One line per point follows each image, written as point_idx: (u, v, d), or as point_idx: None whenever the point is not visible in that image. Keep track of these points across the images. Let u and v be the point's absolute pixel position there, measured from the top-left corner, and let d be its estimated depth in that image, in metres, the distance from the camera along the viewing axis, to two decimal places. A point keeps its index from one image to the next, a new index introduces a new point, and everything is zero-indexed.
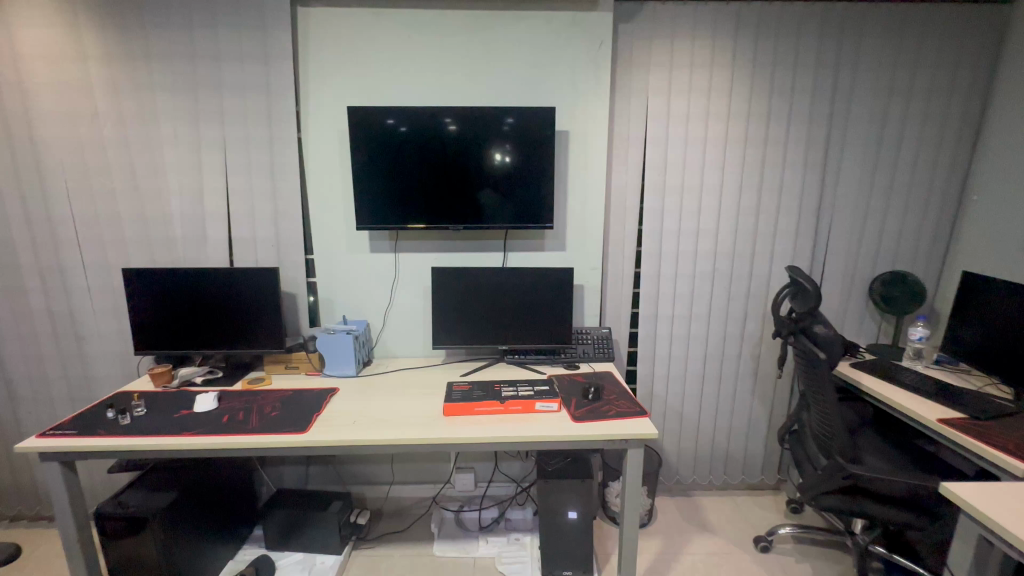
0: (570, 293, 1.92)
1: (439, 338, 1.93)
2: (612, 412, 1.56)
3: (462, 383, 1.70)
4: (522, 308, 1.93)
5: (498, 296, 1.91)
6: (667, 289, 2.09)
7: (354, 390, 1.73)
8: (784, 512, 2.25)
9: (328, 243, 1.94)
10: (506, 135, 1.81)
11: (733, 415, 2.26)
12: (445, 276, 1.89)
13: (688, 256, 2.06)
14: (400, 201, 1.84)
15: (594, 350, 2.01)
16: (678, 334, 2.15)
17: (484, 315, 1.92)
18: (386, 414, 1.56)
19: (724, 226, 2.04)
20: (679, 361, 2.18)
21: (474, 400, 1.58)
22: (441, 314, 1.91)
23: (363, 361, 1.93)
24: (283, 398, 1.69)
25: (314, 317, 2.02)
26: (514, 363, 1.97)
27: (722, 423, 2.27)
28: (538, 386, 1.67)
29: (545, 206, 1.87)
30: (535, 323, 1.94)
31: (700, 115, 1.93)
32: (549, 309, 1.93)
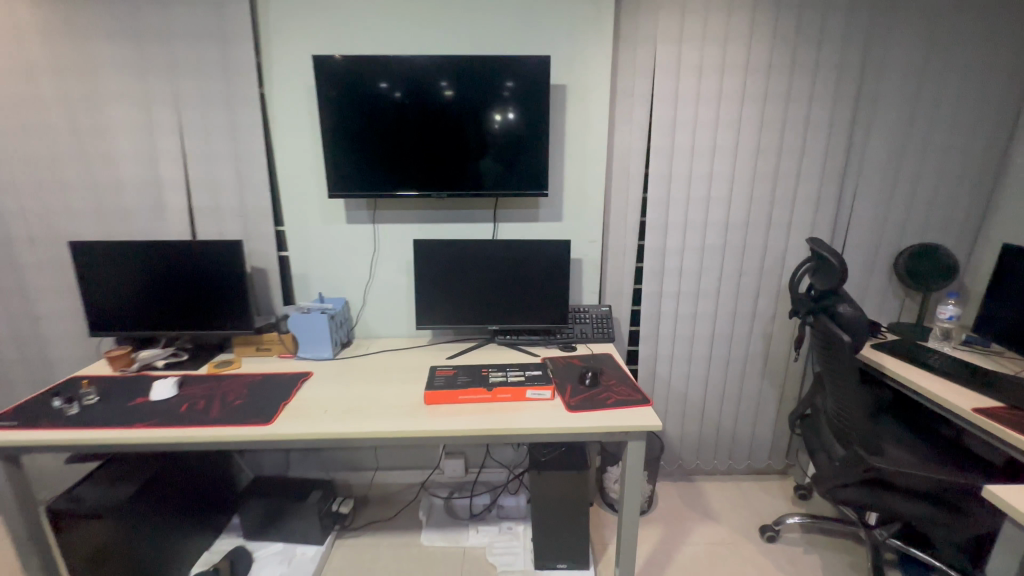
0: (568, 268, 1.75)
1: (423, 317, 1.77)
2: (611, 400, 1.41)
3: (445, 366, 1.54)
4: (514, 285, 1.76)
5: (488, 271, 1.74)
6: (674, 263, 1.91)
7: (329, 375, 1.58)
8: (791, 499, 2.13)
9: (302, 215, 1.76)
10: (495, 89, 1.59)
11: (741, 398, 2.12)
12: (428, 250, 1.72)
13: (697, 227, 1.87)
14: (380, 168, 1.65)
15: (592, 330, 1.85)
16: (685, 312, 1.98)
17: (473, 292, 1.76)
18: (360, 402, 1.41)
19: (738, 194, 1.85)
20: (684, 341, 2.02)
21: (458, 386, 1.42)
22: (425, 292, 1.75)
23: (341, 342, 1.78)
24: (251, 383, 1.54)
25: (287, 294, 1.85)
26: (506, 345, 1.82)
27: (729, 406, 2.13)
28: (530, 370, 1.52)
29: (539, 171, 1.68)
30: (528, 301, 1.77)
31: (715, 68, 1.71)
32: (545, 286, 1.76)
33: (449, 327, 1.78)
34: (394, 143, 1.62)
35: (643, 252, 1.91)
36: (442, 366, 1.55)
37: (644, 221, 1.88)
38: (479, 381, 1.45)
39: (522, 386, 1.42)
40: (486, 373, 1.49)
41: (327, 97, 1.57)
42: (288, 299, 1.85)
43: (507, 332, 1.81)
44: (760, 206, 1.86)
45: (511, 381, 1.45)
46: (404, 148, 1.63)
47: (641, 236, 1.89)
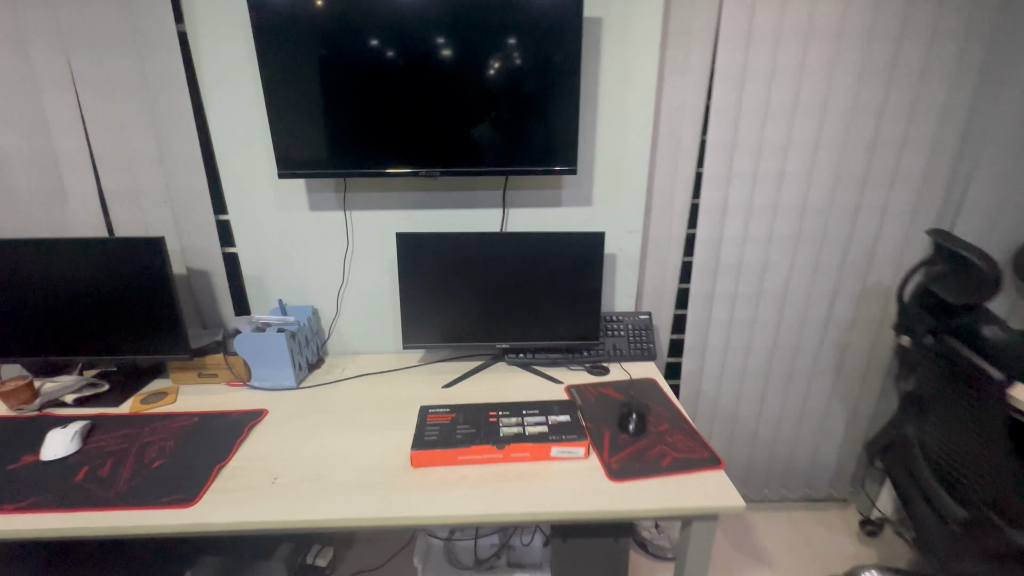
0: (600, 270, 1.35)
1: (412, 332, 1.38)
2: (668, 460, 1.02)
3: (439, 407, 1.15)
4: (529, 291, 1.36)
5: (496, 274, 1.34)
6: (731, 259, 1.50)
7: (288, 416, 1.20)
8: (857, 536, 1.79)
9: (252, 202, 1.35)
10: (508, 36, 1.15)
11: (804, 420, 1.74)
12: (415, 245, 1.31)
13: (764, 212, 1.45)
14: (347, 143, 1.22)
15: (627, 345, 1.46)
16: (741, 320, 1.58)
17: (476, 300, 1.36)
18: (323, 464, 1.03)
19: (820, 171, 1.42)
20: (738, 354, 1.63)
21: (456, 441, 1.03)
22: (413, 299, 1.35)
23: (308, 364, 1.39)
24: (185, 429, 1.16)
25: (239, 302, 1.45)
26: (518, 366, 1.43)
27: (788, 430, 1.75)
28: (554, 412, 1.12)
29: (563, 139, 1.24)
30: (547, 311, 1.38)
31: None
32: (569, 292, 1.37)
33: (446, 344, 1.39)
34: (366, 110, 1.19)
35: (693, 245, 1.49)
36: (436, 406, 1.16)
37: (696, 206, 1.46)
38: (485, 433, 1.06)
39: (544, 441, 1.03)
40: (495, 419, 1.09)
41: (269, 46, 1.13)
42: (241, 307, 1.45)
43: (520, 350, 1.41)
44: (847, 187, 1.44)
45: (530, 432, 1.06)
46: (390, 118, 1.20)
47: (692, 225, 1.47)
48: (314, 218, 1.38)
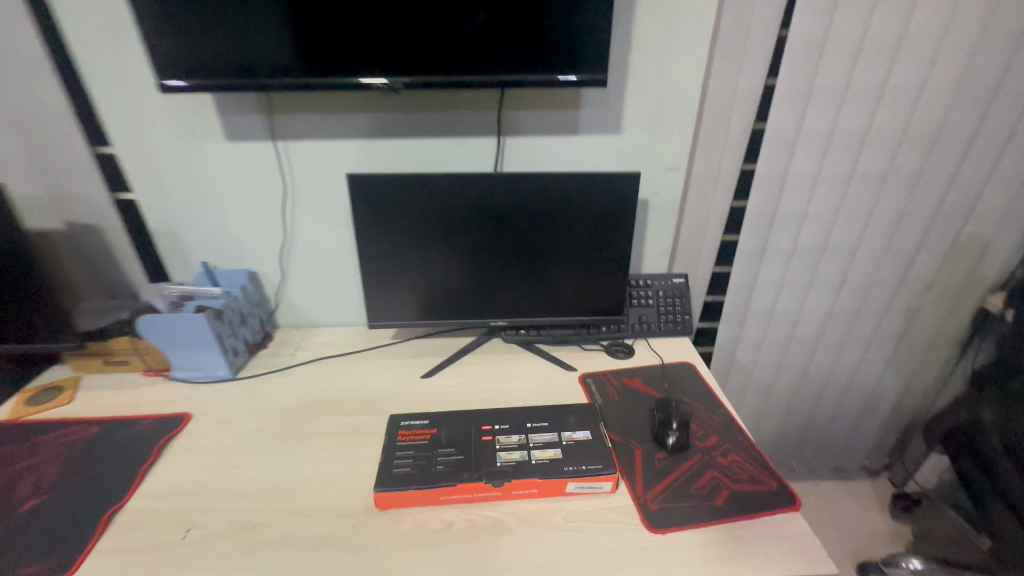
0: (627, 225, 1.01)
1: (379, 306, 1.06)
2: (722, 497, 0.76)
3: (416, 419, 0.86)
4: (533, 252, 1.02)
5: (489, 231, 1.00)
6: (794, 207, 1.16)
7: (217, 424, 0.91)
8: (890, 511, 1.62)
9: (144, 128, 0.96)
10: None
11: (849, 392, 1.49)
12: (374, 192, 0.95)
13: (848, 142, 1.08)
14: (264, 39, 0.81)
15: (656, 316, 1.15)
16: (794, 281, 1.27)
17: (462, 264, 1.03)
18: (254, 504, 0.76)
19: (936, 84, 1.02)
20: (785, 321, 1.34)
21: (437, 474, 0.75)
22: (378, 263, 1.02)
23: (248, 345, 1.08)
24: (78, 445, 0.87)
25: (152, 265, 1.10)
26: (518, 344, 1.13)
27: (828, 403, 1.51)
28: (568, 426, 0.84)
29: (587, 33, 0.83)
30: (557, 277, 1.05)
31: None
32: (586, 253, 1.03)
33: (426, 320, 1.08)
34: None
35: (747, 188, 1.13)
36: (410, 416, 0.87)
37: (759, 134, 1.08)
38: (477, 461, 0.77)
39: (559, 476, 0.75)
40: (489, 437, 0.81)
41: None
42: (156, 272, 1.11)
43: (521, 326, 1.10)
44: (969, 109, 1.06)
45: (538, 461, 0.77)
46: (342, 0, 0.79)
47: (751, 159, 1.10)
48: (237, 151, 1.00)
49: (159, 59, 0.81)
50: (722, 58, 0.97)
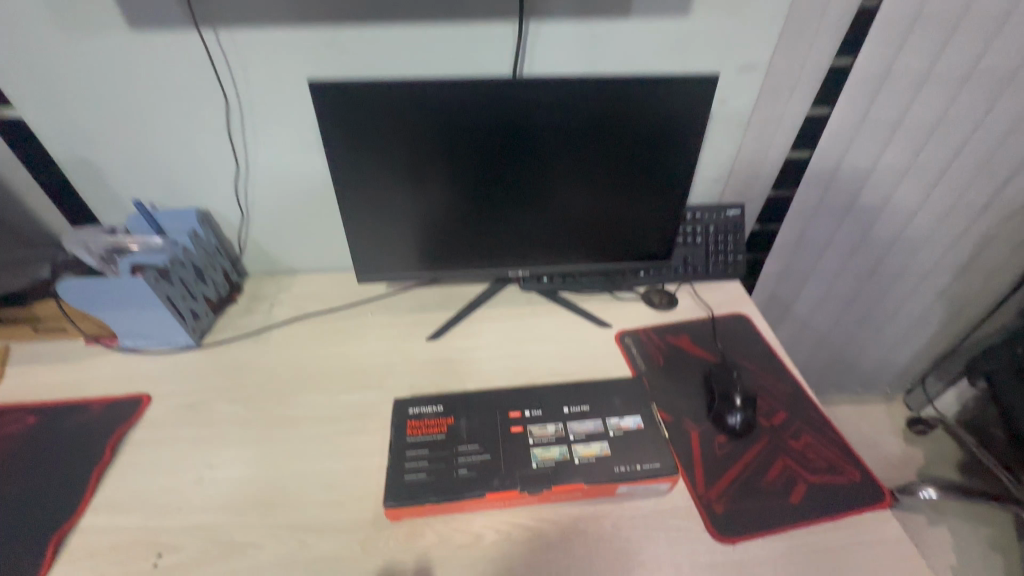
0: (684, 149, 0.78)
1: (370, 255, 0.85)
2: (799, 494, 0.64)
3: (427, 406, 0.71)
4: (561, 183, 0.80)
5: (505, 158, 0.76)
6: (889, 114, 0.93)
7: (184, 409, 0.75)
8: (904, 436, 1.60)
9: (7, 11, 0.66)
10: None
11: (890, 327, 1.37)
12: (350, 107, 0.69)
13: (981, 26, 0.82)
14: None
15: (705, 258, 0.96)
16: (864, 206, 1.07)
17: (472, 200, 0.80)
18: (238, 517, 0.63)
19: None
20: (839, 251, 1.17)
21: (462, 481, 0.62)
22: (365, 201, 0.79)
23: (211, 304, 0.89)
24: (14, 438, 0.71)
25: (75, 204, 0.87)
26: (540, 294, 0.95)
27: (865, 338, 1.40)
28: (614, 411, 0.70)
29: None
30: (588, 214, 0.84)
31: None
32: (628, 185, 0.81)
33: (428, 269, 0.88)
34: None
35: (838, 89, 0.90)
36: (421, 399, 0.72)
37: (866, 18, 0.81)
38: (507, 462, 0.64)
39: (608, 480, 0.62)
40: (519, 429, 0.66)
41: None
42: (80, 212, 0.88)
43: (543, 274, 0.91)
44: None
45: (582, 459, 0.64)
46: None
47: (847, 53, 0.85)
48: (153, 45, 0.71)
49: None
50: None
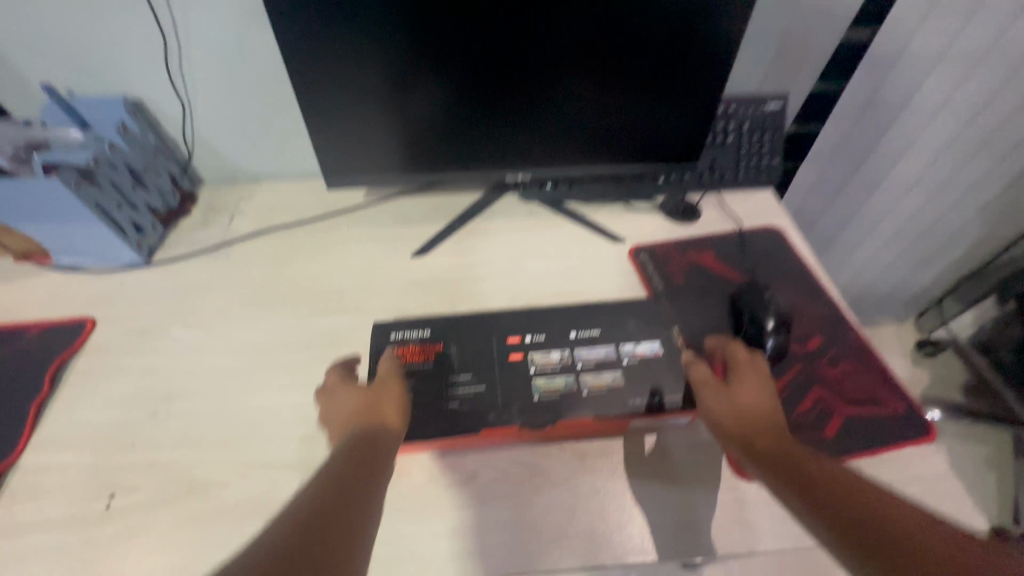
0: (722, 12, 0.62)
1: (342, 157, 0.72)
2: (833, 427, 0.57)
3: (412, 331, 0.61)
4: (571, 60, 0.65)
5: (502, 19, 0.60)
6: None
7: (135, 334, 0.66)
8: (913, 358, 1.56)
9: None
10: None
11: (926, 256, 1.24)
12: None
13: None
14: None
15: (736, 161, 0.82)
16: (925, 101, 0.92)
17: (462, 86, 0.66)
18: (201, 453, 0.55)
19: None
20: (886, 159, 1.02)
21: (454, 416, 0.55)
22: (332, 84, 0.64)
23: (155, 216, 0.75)
24: None
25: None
26: (542, 204, 0.82)
27: (896, 267, 1.27)
28: (629, 337, 0.61)
29: None
30: (601, 107, 0.70)
31: None
32: (649, 64, 0.66)
33: (411, 175, 0.74)
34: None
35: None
36: (406, 324, 0.62)
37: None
38: (506, 394, 0.56)
39: (621, 415, 0.55)
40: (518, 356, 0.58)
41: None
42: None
43: (546, 180, 0.78)
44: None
45: (592, 391, 0.56)
46: None
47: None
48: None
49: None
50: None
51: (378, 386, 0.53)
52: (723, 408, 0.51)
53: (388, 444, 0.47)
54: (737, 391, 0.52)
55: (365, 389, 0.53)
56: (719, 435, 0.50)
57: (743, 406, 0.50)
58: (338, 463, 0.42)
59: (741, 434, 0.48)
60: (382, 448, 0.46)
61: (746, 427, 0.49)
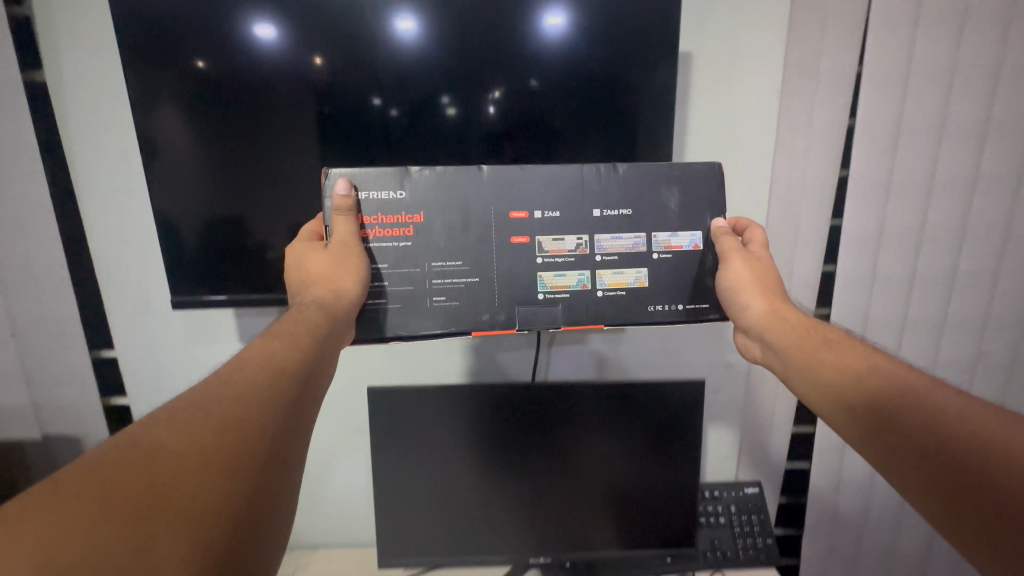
0: (692, 438, 0.89)
1: (393, 446, 0.89)
2: None
3: (384, 192, 0.67)
4: (580, 456, 0.89)
5: (525, 441, 0.88)
6: (905, 219, 0.92)
7: None
8: None
9: (159, 342, 0.97)
10: (530, 77, 0.82)
11: None
12: (389, 406, 0.88)
13: (921, 330, 0.98)
14: (293, 177, 0.85)
15: (734, 543, 0.94)
16: (868, 477, 1.08)
17: (527, 421, 0.88)
18: None
19: (1005, 282, 0.96)
20: (870, 524, 1.10)
21: (434, 309, 0.68)
22: (400, 459, 0.89)
23: None
24: None
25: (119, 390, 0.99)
26: None
27: None
28: (668, 228, 0.69)
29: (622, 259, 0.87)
30: (624, 466, 0.89)
31: (958, 55, 0.86)
32: (639, 452, 0.89)
33: (450, 555, 0.90)
34: (280, 142, 0.84)
35: (845, 190, 0.93)
36: (371, 185, 0.67)
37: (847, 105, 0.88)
38: (491, 289, 0.69)
39: (628, 320, 0.69)
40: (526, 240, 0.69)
41: (126, 80, 0.79)
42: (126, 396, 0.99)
43: (565, 560, 0.90)
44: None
45: (606, 290, 0.69)
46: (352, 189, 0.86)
47: (835, 189, 0.92)
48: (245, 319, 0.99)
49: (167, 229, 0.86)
50: (744, 154, 0.92)
51: (337, 251, 0.65)
52: (747, 262, 0.67)
53: (347, 313, 0.64)
54: (763, 254, 0.71)
55: (330, 253, 0.65)
56: (750, 294, 0.67)
57: (762, 268, 0.69)
58: (321, 315, 0.62)
59: (765, 313, 0.67)
60: (343, 314, 0.64)
61: (771, 304, 0.67)
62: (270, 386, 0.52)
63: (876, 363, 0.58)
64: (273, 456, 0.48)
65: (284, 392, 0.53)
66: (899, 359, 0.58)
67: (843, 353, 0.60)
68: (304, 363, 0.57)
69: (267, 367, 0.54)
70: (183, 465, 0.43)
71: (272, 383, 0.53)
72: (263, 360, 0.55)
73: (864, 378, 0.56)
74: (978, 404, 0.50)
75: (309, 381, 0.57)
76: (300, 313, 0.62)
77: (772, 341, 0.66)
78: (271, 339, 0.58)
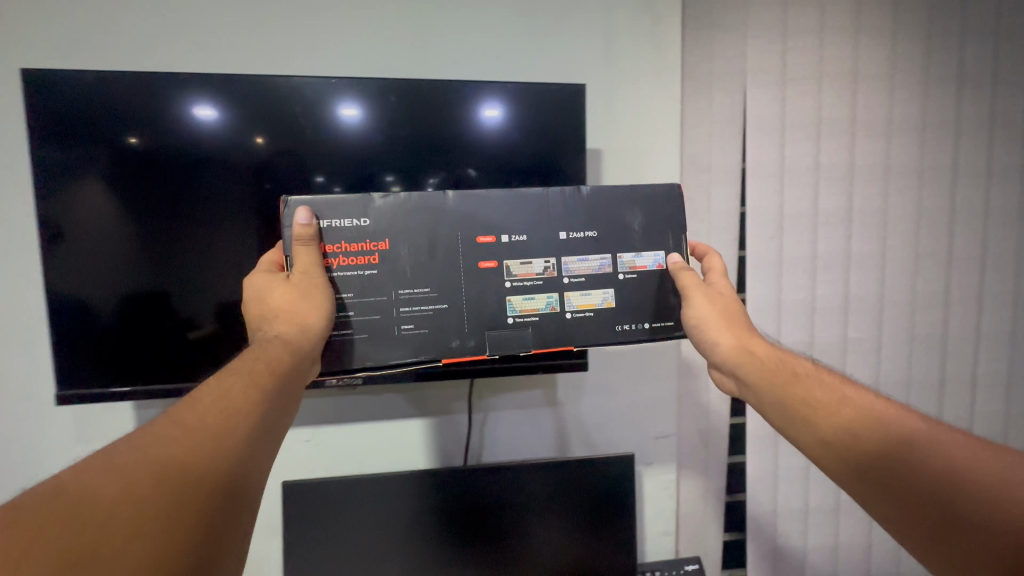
0: (625, 518, 0.87)
1: (314, 553, 0.81)
2: None
3: (348, 221, 0.66)
4: (518, 538, 0.84)
5: (462, 525, 0.83)
6: (798, 295, 1.03)
7: None
8: None
9: (40, 443, 0.86)
10: (470, 165, 0.88)
11: None
12: (306, 503, 0.81)
13: None
14: (216, 256, 0.83)
15: None
16: (799, 543, 1.11)
17: (466, 510, 0.84)
18: None
19: (887, 349, 1.08)
20: None
21: (404, 338, 0.67)
22: (317, 560, 0.81)
23: None
24: None
25: None
26: None
27: None
28: (631, 249, 0.71)
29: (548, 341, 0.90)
30: (564, 551, 0.85)
31: (819, 159, 1.02)
32: (578, 530, 0.86)
33: None
34: (207, 221, 0.82)
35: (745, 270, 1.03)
36: (333, 214, 0.66)
37: (740, 169, 1.00)
38: (459, 316, 0.69)
39: (597, 341, 0.71)
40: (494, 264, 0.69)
41: (41, 162, 0.76)
42: (16, 489, 0.87)
43: None
44: (909, 103, 1.04)
45: (575, 312, 0.70)
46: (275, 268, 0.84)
47: (736, 268, 1.02)
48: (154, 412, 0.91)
49: (67, 308, 0.79)
50: None
51: (298, 282, 0.63)
52: (711, 301, 0.70)
53: (313, 348, 0.61)
54: (728, 291, 0.73)
55: (291, 285, 0.63)
56: (717, 332, 0.69)
57: (727, 304, 0.71)
58: (286, 352, 0.59)
59: (734, 349, 0.68)
60: (308, 349, 0.61)
61: (742, 341, 0.69)
62: (225, 424, 0.48)
63: (844, 396, 0.59)
64: (220, 506, 0.44)
65: (242, 429, 0.49)
66: (867, 390, 0.60)
67: (813, 388, 0.61)
68: (269, 399, 0.54)
69: (225, 404, 0.50)
70: (117, 511, 0.38)
71: (229, 420, 0.49)
72: (220, 397, 0.51)
73: (833, 412, 0.58)
74: (956, 433, 0.52)
75: (272, 418, 0.53)
76: (268, 346, 0.59)
77: (743, 375, 0.66)
78: (234, 374, 0.54)
